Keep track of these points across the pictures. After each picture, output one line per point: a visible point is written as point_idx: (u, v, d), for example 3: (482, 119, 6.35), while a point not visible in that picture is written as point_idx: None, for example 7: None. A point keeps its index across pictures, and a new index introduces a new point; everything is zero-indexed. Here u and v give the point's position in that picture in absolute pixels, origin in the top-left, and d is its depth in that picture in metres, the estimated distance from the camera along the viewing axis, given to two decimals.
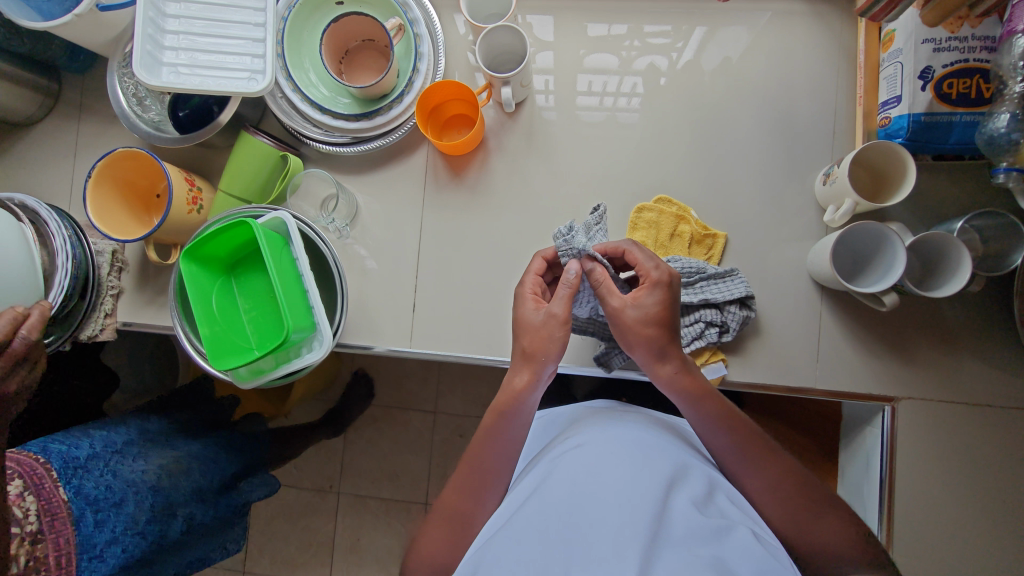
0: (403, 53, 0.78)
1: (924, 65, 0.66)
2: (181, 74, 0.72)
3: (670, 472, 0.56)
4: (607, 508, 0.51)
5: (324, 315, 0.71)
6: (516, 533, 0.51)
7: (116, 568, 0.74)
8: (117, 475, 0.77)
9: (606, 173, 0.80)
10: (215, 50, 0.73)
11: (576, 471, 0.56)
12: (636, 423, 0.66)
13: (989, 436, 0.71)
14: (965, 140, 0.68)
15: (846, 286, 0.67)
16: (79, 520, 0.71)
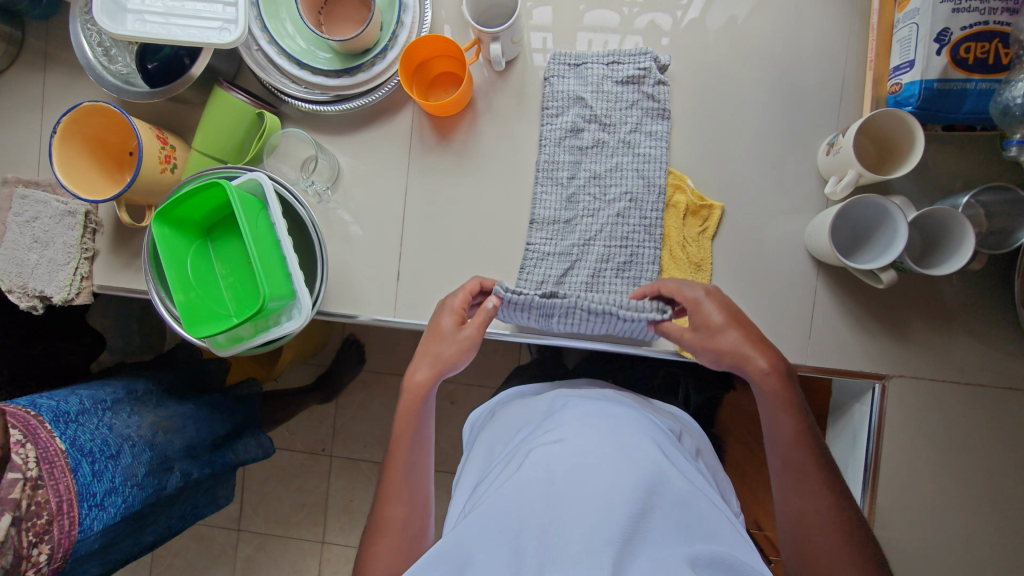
0: (387, 4, 0.73)
1: (941, 27, 0.62)
2: (149, 24, 0.68)
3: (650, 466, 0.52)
4: (581, 502, 0.48)
5: (301, 282, 0.68)
6: (485, 508, 0.50)
7: (116, 518, 0.74)
8: (111, 430, 0.77)
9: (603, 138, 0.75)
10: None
11: (553, 463, 0.52)
12: (616, 414, 0.62)
13: (978, 416, 0.71)
14: (978, 110, 0.64)
15: (843, 262, 0.65)
16: (77, 468, 0.71)
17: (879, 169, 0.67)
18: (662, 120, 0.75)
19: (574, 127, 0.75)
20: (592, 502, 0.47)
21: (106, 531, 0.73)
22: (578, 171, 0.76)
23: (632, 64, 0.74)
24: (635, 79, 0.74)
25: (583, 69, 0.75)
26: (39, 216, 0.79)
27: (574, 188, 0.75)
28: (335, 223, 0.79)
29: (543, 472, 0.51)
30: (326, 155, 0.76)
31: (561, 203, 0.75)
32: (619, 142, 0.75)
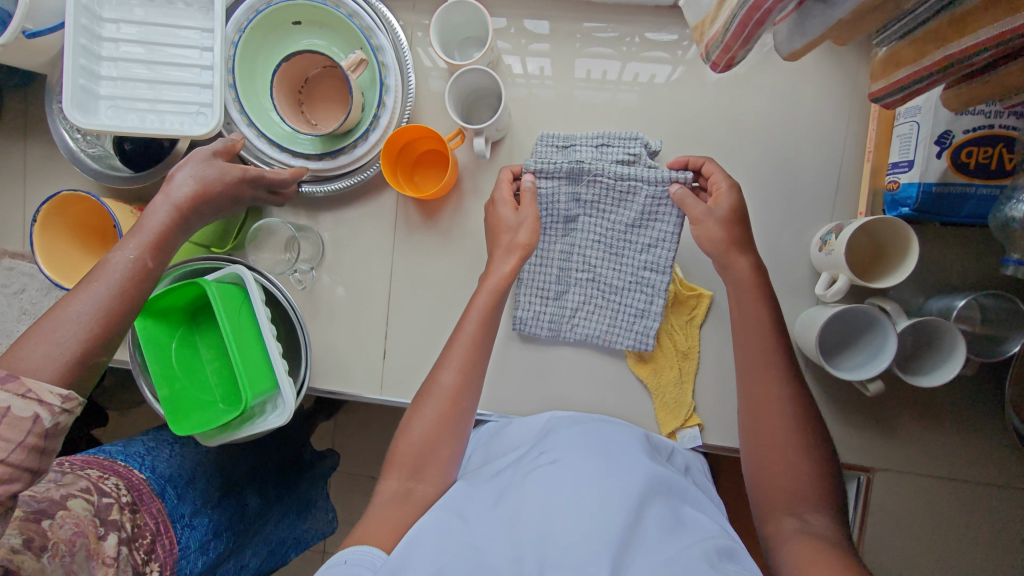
0: (369, 83, 0.72)
1: (943, 129, 0.59)
2: (122, 110, 0.69)
3: (642, 485, 0.59)
4: (579, 514, 0.55)
5: (285, 378, 0.68)
6: (489, 520, 0.57)
7: (211, 534, 0.75)
8: (183, 457, 0.78)
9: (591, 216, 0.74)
10: (158, 83, 0.70)
11: (550, 483, 0.60)
12: (609, 434, 0.69)
13: (963, 512, 0.70)
14: (978, 214, 0.62)
15: (825, 367, 0.63)
16: (163, 493, 0.71)
17: (868, 270, 0.65)
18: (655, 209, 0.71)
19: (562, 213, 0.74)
20: (589, 512, 0.55)
21: (208, 550, 0.74)
22: (567, 256, 0.76)
23: (621, 148, 0.72)
24: (624, 165, 0.71)
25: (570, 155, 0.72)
26: (27, 288, 0.80)
27: (565, 269, 0.76)
28: (320, 300, 0.79)
29: (539, 493, 0.59)
30: (311, 235, 0.78)
31: (551, 284, 0.76)
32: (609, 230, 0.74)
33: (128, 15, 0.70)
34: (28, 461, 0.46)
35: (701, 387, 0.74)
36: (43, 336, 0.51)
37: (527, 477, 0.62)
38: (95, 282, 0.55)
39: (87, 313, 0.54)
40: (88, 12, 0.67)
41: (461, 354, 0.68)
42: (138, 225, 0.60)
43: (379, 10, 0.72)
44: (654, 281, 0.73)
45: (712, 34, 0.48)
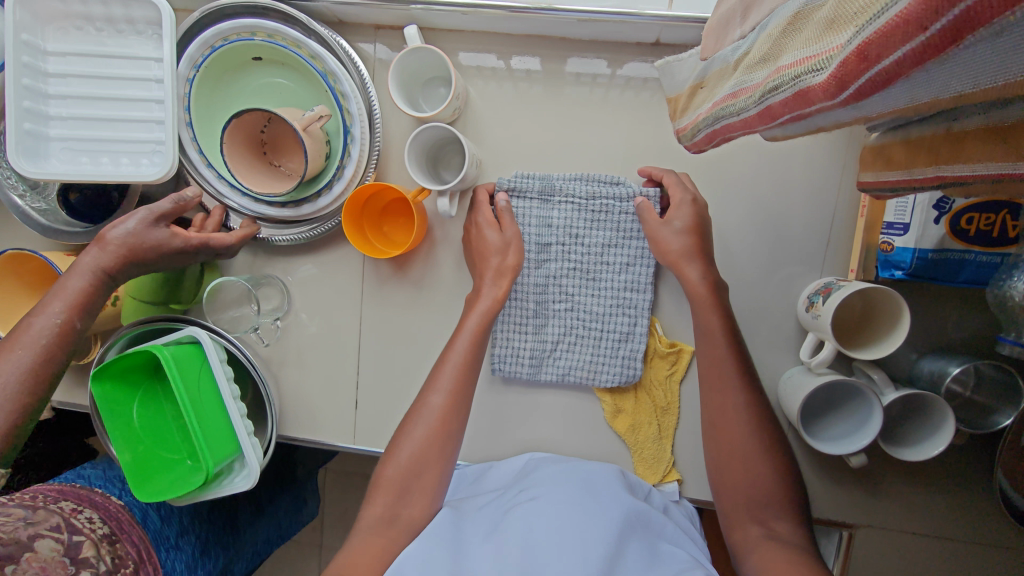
0: (335, 129, 0.67)
1: (942, 194, 0.54)
2: (73, 152, 0.62)
3: (621, 520, 0.57)
4: (558, 549, 0.52)
5: (248, 443, 0.67)
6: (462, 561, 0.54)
7: (197, 551, 0.78)
8: None
9: (564, 249, 0.70)
10: (109, 120, 0.62)
11: (529, 519, 0.57)
12: (589, 471, 0.67)
13: (945, 568, 0.69)
14: (977, 279, 0.58)
15: (806, 436, 0.61)
16: (144, 518, 0.74)
17: (858, 331, 0.61)
18: (637, 245, 0.69)
19: (539, 245, 0.70)
20: (568, 547, 0.52)
21: (198, 567, 0.78)
22: (545, 291, 0.71)
23: (595, 185, 0.69)
24: (600, 199, 0.68)
25: (548, 185, 0.69)
26: None
27: (542, 304, 0.71)
28: (289, 349, 0.76)
29: (522, 527, 0.56)
30: (272, 282, 0.74)
31: (528, 319, 0.71)
32: (588, 264, 0.70)
33: (74, 42, 0.61)
34: None
35: (680, 441, 0.72)
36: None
37: (505, 516, 0.59)
38: (16, 351, 0.55)
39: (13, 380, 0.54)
40: (26, 42, 0.59)
41: (440, 398, 0.63)
42: (58, 285, 0.58)
43: (349, 53, 0.66)
44: (635, 309, 0.70)
45: (685, 124, 0.49)
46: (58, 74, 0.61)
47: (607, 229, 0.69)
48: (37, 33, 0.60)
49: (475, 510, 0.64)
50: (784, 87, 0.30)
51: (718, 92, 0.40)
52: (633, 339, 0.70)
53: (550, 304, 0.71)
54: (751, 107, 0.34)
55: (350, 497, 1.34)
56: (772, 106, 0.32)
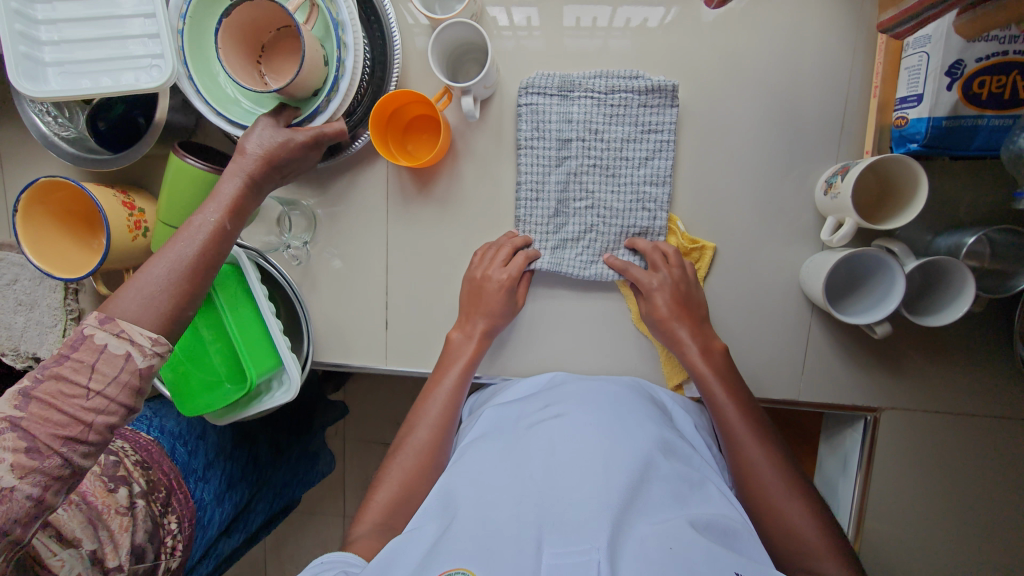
0: (323, 34, 0.62)
1: (955, 58, 0.56)
2: (74, 76, 0.58)
3: (647, 447, 0.58)
4: (583, 473, 0.54)
5: (288, 356, 0.68)
6: (485, 477, 0.56)
7: (223, 486, 0.76)
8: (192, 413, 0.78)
9: (582, 145, 0.72)
10: (99, 40, 0.58)
11: (556, 435, 0.59)
12: (614, 392, 0.68)
13: (966, 443, 0.72)
14: (989, 146, 0.60)
15: (833, 313, 0.63)
16: (172, 452, 0.71)
17: (875, 206, 0.64)
18: (657, 139, 0.71)
19: (560, 141, 0.72)
20: (593, 471, 0.54)
21: (223, 501, 0.75)
22: (566, 189, 0.73)
23: (613, 80, 0.70)
24: (617, 93, 0.70)
25: (567, 82, 0.71)
26: (19, 278, 0.79)
27: (564, 201, 0.74)
28: (318, 276, 0.77)
29: (547, 444, 0.58)
30: (300, 208, 0.75)
31: (550, 217, 0.74)
32: (607, 160, 0.72)
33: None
34: (123, 397, 0.45)
35: None
36: (133, 290, 0.49)
37: (533, 430, 0.61)
38: (177, 245, 0.53)
39: (175, 273, 0.52)
40: None
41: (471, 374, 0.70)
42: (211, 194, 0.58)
43: None
44: (656, 201, 0.72)
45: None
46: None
47: (625, 124, 0.71)
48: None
49: (504, 424, 0.66)
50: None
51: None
52: (653, 232, 0.73)
53: (572, 200, 0.74)
54: None
55: (374, 455, 1.35)
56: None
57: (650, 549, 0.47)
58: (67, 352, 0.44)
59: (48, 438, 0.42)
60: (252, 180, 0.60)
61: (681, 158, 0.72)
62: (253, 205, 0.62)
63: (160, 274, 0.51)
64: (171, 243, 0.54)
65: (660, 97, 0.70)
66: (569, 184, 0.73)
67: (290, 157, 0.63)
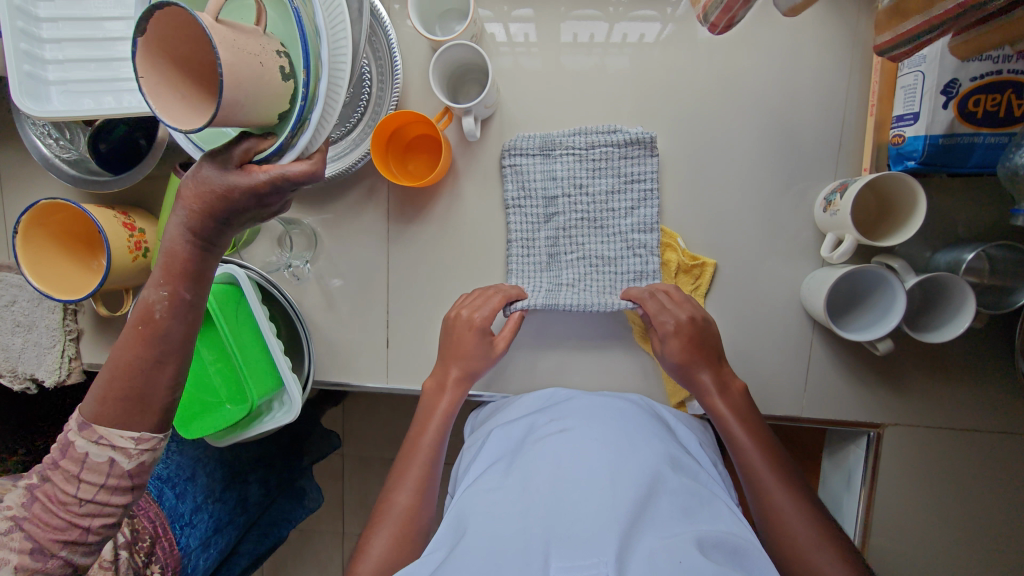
0: (279, 15, 0.37)
1: (950, 78, 0.57)
2: (74, 95, 0.59)
3: (652, 464, 0.57)
4: (588, 489, 0.53)
5: (288, 376, 0.68)
6: (490, 498, 0.56)
7: (211, 531, 0.72)
8: (184, 450, 0.75)
9: (570, 199, 0.74)
10: (101, 61, 0.59)
11: (562, 452, 0.58)
12: (618, 409, 0.68)
13: (970, 458, 0.71)
14: (986, 163, 0.60)
15: (835, 330, 0.63)
16: (160, 496, 0.68)
17: (873, 225, 0.64)
18: (641, 187, 0.72)
19: (546, 199, 0.74)
20: (598, 488, 0.53)
21: (210, 546, 0.71)
22: (558, 243, 0.75)
23: (593, 136, 0.72)
24: (598, 149, 0.72)
25: (548, 142, 0.72)
26: (17, 299, 0.78)
27: (555, 255, 0.75)
28: (319, 295, 0.77)
29: (551, 459, 0.58)
30: (300, 226, 0.76)
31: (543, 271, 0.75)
32: (595, 212, 0.74)
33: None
34: (113, 497, 0.48)
35: None
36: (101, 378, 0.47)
37: (537, 448, 0.61)
38: (138, 327, 0.47)
39: (113, 370, 0.47)
40: None
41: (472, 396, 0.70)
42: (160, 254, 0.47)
43: None
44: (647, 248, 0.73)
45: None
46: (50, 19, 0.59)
47: (609, 177, 0.73)
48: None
49: (509, 445, 0.65)
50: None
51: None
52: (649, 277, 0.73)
53: (564, 252, 0.75)
54: None
55: (373, 476, 1.33)
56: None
57: (657, 564, 0.46)
58: (58, 459, 0.47)
59: (49, 541, 0.46)
60: (197, 226, 0.45)
61: (679, 176, 0.73)
62: (199, 253, 0.47)
63: (117, 358, 0.47)
64: (126, 329, 0.48)
65: (640, 149, 0.71)
66: (559, 237, 0.75)
67: (217, 206, 0.44)
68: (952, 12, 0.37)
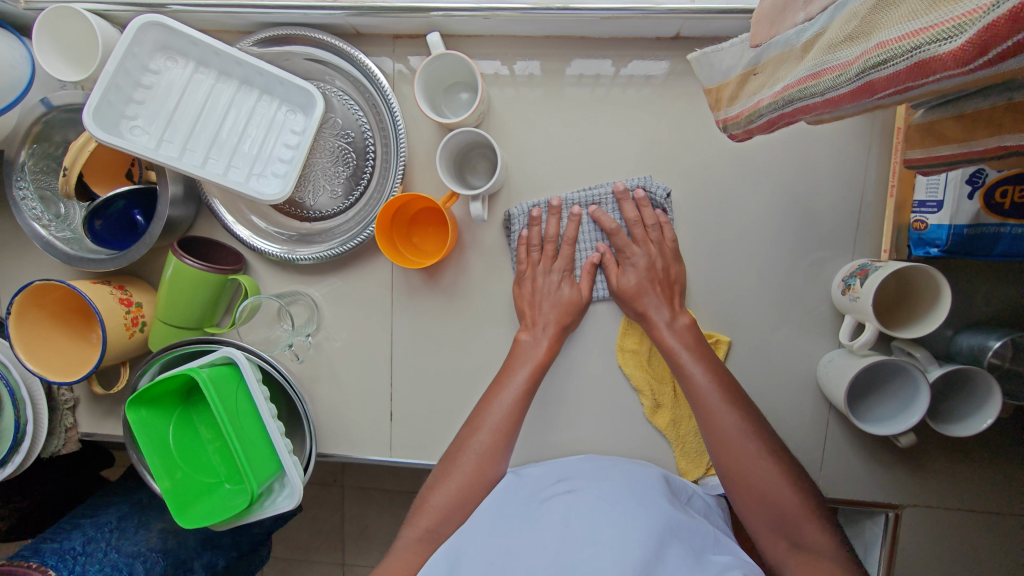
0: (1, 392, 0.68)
1: (975, 168, 0.55)
2: (264, 164, 0.65)
3: (660, 524, 0.53)
4: (597, 555, 0.49)
5: (289, 461, 0.66)
6: (487, 559, 0.51)
7: None
8: (119, 551, 0.72)
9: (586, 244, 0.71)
10: (239, 131, 0.65)
11: (569, 515, 0.55)
12: (625, 470, 0.64)
13: (990, 541, 0.69)
14: (1012, 252, 0.58)
15: (858, 421, 0.60)
16: None
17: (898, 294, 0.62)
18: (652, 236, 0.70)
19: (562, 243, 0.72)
20: (606, 552, 0.49)
21: None
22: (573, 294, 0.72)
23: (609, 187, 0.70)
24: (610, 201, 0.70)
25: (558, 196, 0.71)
26: None
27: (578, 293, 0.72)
28: (321, 367, 0.75)
29: (559, 523, 0.54)
30: (301, 298, 0.74)
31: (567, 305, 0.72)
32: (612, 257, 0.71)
33: (155, 125, 0.62)
34: None
35: None
36: None
37: (541, 508, 0.57)
38: None
39: None
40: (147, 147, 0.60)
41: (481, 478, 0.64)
42: None
43: (361, 62, 0.66)
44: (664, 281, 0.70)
45: (738, 112, 0.47)
46: (177, 144, 0.63)
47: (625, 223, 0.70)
48: (117, 136, 0.60)
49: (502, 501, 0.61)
50: (896, 61, 0.28)
51: (786, 77, 0.38)
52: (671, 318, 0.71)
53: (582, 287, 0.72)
54: (844, 85, 0.32)
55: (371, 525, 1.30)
56: (874, 81, 0.30)
57: None
58: None
59: None
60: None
61: (690, 249, 0.71)
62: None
63: None
64: None
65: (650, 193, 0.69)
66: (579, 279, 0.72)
67: None
68: (998, 156, 0.35)
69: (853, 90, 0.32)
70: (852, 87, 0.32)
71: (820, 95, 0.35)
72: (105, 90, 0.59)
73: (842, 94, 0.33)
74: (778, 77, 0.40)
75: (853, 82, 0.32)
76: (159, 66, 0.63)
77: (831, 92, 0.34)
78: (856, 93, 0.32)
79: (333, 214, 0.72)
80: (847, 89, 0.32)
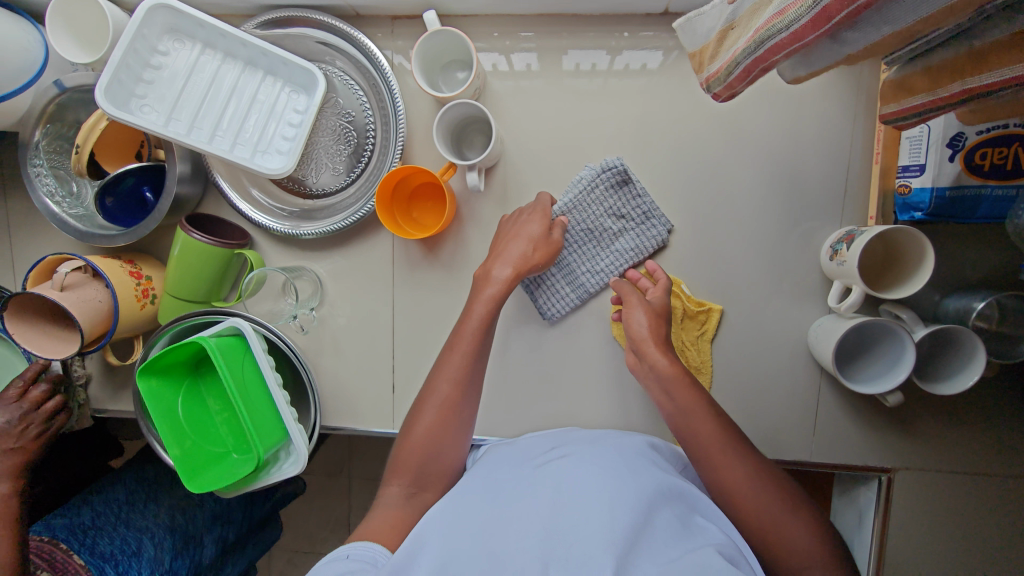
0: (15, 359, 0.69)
1: (955, 131, 0.57)
2: (269, 143, 0.68)
3: (650, 485, 0.54)
4: (585, 512, 0.50)
5: (294, 428, 0.68)
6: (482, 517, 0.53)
7: None
8: (130, 526, 0.74)
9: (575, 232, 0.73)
10: (244, 110, 0.67)
11: (565, 477, 0.56)
12: (619, 438, 0.66)
13: (983, 505, 0.70)
14: (994, 214, 0.60)
15: (846, 381, 0.62)
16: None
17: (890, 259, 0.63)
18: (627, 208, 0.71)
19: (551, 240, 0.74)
20: (597, 506, 0.51)
21: None
22: (574, 283, 0.73)
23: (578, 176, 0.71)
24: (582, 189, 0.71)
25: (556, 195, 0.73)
26: None
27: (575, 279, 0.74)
28: (325, 340, 0.77)
29: (553, 485, 0.56)
30: (305, 273, 0.76)
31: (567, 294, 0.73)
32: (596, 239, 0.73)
33: (162, 104, 0.65)
34: None
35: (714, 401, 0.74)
36: None
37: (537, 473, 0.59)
38: None
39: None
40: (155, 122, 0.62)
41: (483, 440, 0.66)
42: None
43: (362, 43, 0.68)
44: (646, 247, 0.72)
45: (716, 70, 0.49)
46: (184, 122, 0.65)
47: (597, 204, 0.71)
48: (128, 113, 0.62)
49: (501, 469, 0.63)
50: None
51: (756, 23, 0.41)
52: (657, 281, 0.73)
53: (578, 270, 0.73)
54: (803, 17, 0.35)
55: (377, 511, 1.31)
56: (827, 6, 0.33)
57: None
58: None
59: None
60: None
61: (684, 219, 0.73)
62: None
63: None
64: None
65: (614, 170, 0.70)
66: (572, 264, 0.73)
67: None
68: (957, 96, 0.37)
69: (812, 23, 0.35)
70: (810, 19, 0.35)
71: (783, 33, 0.38)
72: (115, 69, 0.61)
73: (802, 28, 0.36)
74: (751, 24, 0.42)
75: (810, 13, 0.35)
76: (167, 47, 0.65)
77: (791, 28, 0.36)
78: (814, 25, 0.35)
79: (334, 191, 0.75)
80: (806, 20, 0.35)
